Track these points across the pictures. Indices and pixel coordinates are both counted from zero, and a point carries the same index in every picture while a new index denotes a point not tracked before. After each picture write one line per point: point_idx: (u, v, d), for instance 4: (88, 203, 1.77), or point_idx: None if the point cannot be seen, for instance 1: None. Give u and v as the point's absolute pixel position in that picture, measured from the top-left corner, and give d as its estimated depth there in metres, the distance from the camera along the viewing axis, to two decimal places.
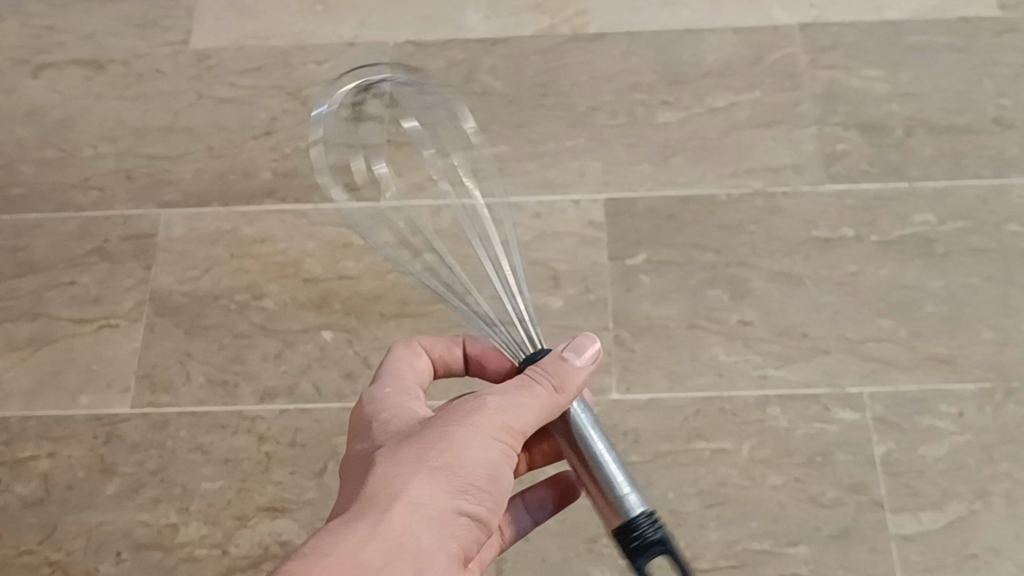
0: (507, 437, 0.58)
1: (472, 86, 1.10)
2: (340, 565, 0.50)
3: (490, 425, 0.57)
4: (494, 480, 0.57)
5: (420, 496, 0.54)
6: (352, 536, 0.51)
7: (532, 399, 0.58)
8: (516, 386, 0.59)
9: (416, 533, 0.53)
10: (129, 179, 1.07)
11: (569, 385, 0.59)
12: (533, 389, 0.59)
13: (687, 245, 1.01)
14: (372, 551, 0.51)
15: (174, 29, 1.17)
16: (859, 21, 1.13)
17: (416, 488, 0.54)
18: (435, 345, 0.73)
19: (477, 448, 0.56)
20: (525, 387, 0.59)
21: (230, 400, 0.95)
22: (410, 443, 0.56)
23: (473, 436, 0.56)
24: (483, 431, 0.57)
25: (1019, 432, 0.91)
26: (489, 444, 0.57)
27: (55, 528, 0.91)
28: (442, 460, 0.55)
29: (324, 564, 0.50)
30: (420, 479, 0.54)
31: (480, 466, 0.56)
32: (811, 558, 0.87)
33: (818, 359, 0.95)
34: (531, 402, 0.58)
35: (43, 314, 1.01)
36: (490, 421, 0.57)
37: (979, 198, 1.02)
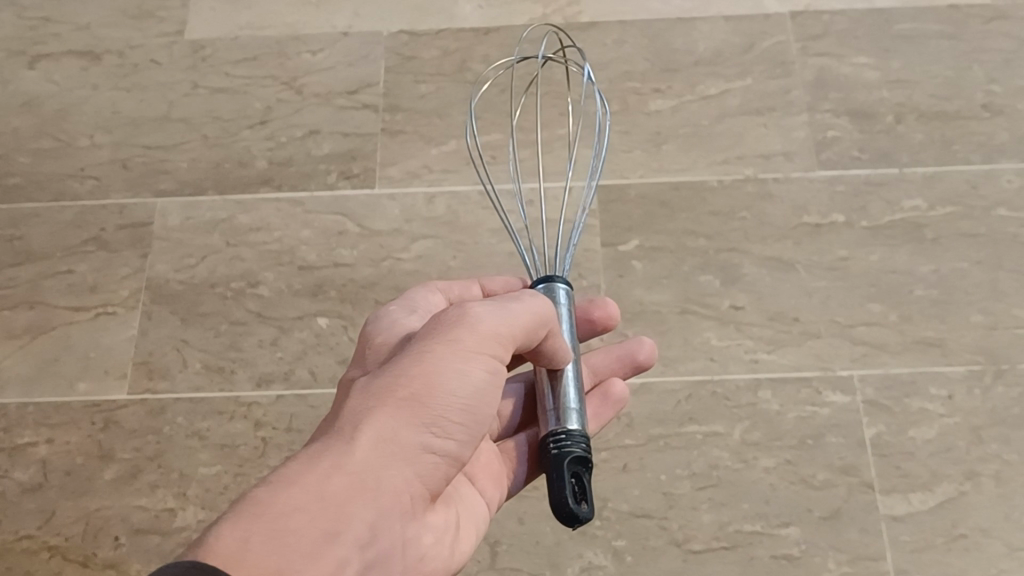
0: (489, 363, 0.57)
1: (466, 75, 1.11)
2: (305, 496, 0.49)
3: (473, 350, 0.56)
4: (468, 412, 0.56)
5: (385, 428, 0.53)
6: (318, 467, 0.51)
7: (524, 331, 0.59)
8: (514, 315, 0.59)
9: (380, 468, 0.52)
10: (125, 168, 1.08)
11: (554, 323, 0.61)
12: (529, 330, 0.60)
13: (679, 231, 1.02)
14: (338, 478, 0.50)
15: (169, 20, 1.17)
16: (849, 9, 1.14)
17: (385, 419, 0.53)
18: (450, 288, 0.75)
19: (455, 374, 0.55)
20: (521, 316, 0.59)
21: (227, 385, 0.96)
22: (389, 368, 0.56)
23: (450, 362, 0.55)
24: (466, 357, 0.56)
25: (1008, 413, 0.92)
26: (468, 370, 0.56)
27: (53, 513, 0.92)
28: (412, 390, 0.54)
29: (290, 490, 0.49)
30: (386, 412, 0.53)
31: (454, 396, 0.55)
32: (803, 539, 0.88)
33: (809, 343, 0.96)
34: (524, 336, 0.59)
35: (40, 302, 1.02)
36: (476, 352, 0.56)
37: (969, 183, 1.02)
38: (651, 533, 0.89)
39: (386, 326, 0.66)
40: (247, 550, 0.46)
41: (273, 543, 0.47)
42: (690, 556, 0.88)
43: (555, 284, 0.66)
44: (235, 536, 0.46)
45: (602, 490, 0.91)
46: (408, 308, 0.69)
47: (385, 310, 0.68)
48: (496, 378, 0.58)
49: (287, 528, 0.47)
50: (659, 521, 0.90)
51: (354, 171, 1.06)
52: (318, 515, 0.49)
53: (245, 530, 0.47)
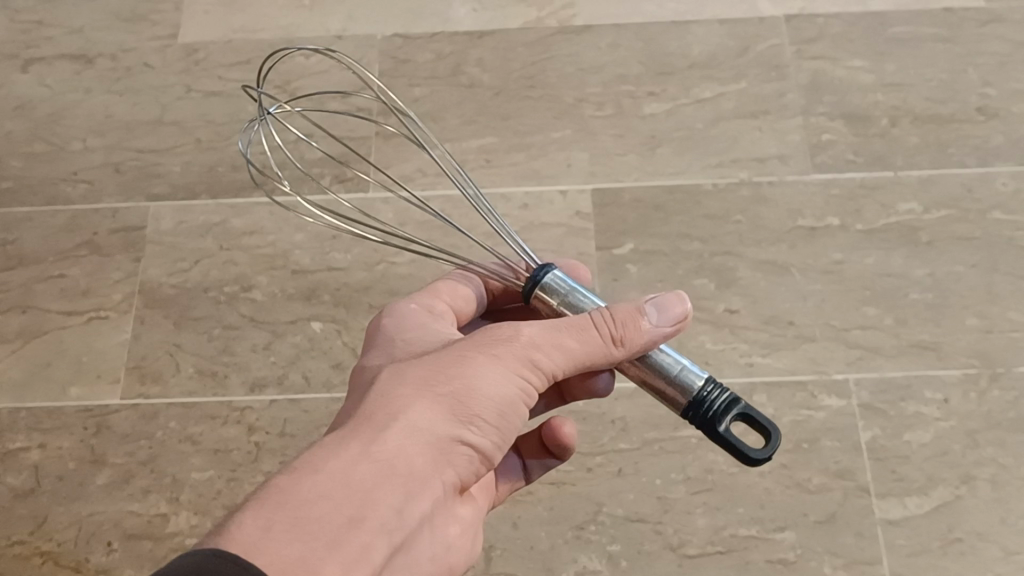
0: (529, 373, 0.57)
1: (461, 78, 1.11)
2: (331, 481, 0.48)
3: (515, 355, 0.56)
4: (503, 415, 0.56)
5: (418, 420, 0.53)
6: (347, 451, 0.50)
7: (579, 340, 0.57)
8: (568, 326, 0.57)
9: (411, 458, 0.52)
10: (118, 172, 1.07)
11: (630, 338, 0.57)
12: (585, 331, 0.57)
13: (674, 235, 1.01)
14: (367, 466, 0.50)
15: (163, 23, 1.17)
16: (844, 12, 1.13)
17: (419, 410, 0.53)
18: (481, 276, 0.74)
19: (492, 378, 0.55)
20: (580, 327, 0.57)
21: (220, 390, 0.96)
22: (424, 363, 0.55)
23: (489, 364, 0.55)
24: (505, 361, 0.56)
25: (1004, 417, 0.92)
26: (507, 375, 0.56)
27: (45, 519, 0.92)
28: (451, 387, 0.54)
29: (315, 475, 0.48)
30: (420, 404, 0.53)
31: (493, 398, 0.55)
32: (798, 544, 0.88)
33: (804, 347, 0.95)
34: (576, 340, 0.57)
35: (32, 306, 1.01)
36: (517, 355, 0.56)
37: (964, 186, 1.02)
38: (646, 537, 0.89)
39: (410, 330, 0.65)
40: (268, 538, 0.45)
41: (295, 529, 0.46)
42: (685, 561, 0.88)
43: (546, 274, 0.61)
44: (255, 525, 0.45)
45: (597, 494, 0.91)
46: (432, 310, 0.68)
47: (411, 312, 0.67)
48: (536, 383, 0.57)
49: (310, 515, 0.47)
50: (653, 525, 0.90)
51: (347, 174, 1.05)
52: (343, 503, 0.48)
53: (265, 517, 0.46)
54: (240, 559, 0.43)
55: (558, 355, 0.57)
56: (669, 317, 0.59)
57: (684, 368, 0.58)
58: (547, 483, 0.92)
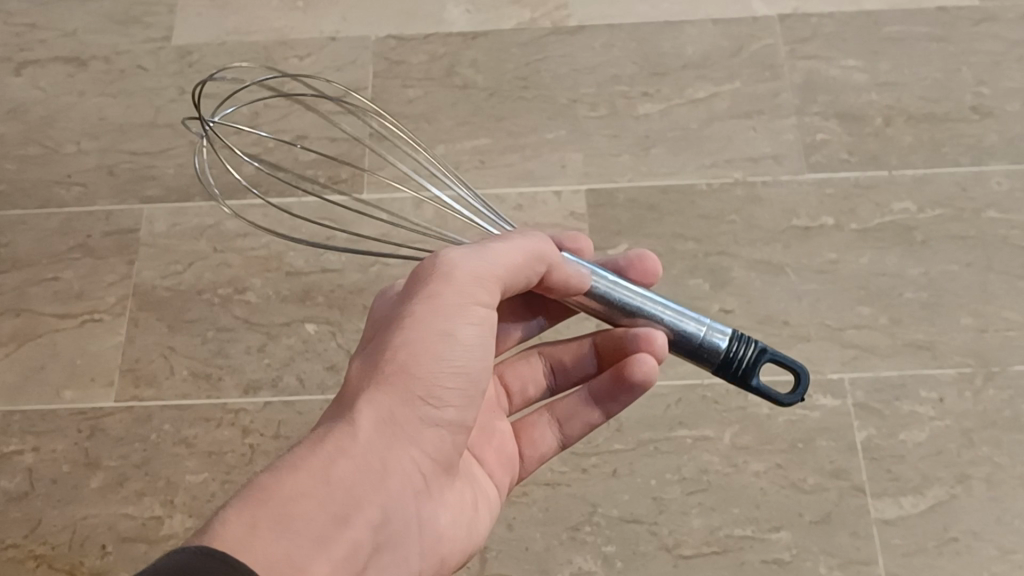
0: (478, 326, 0.58)
1: (454, 79, 1.10)
2: (312, 477, 0.49)
3: (457, 313, 0.57)
4: (463, 380, 0.57)
5: (383, 406, 0.54)
6: (322, 449, 0.51)
7: (504, 260, 0.60)
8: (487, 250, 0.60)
9: (381, 444, 0.53)
10: (111, 175, 1.07)
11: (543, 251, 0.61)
12: (504, 248, 0.60)
13: (668, 235, 1.01)
14: (343, 458, 0.51)
15: (156, 25, 1.16)
16: (838, 11, 1.13)
17: (381, 395, 0.54)
18: None
19: (443, 343, 0.56)
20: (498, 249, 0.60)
21: (214, 393, 0.96)
22: (378, 345, 0.56)
23: (435, 325, 0.56)
24: (447, 319, 0.57)
25: (999, 417, 0.92)
26: (455, 334, 0.57)
27: (38, 522, 0.92)
28: (406, 361, 0.55)
29: (299, 474, 0.49)
30: (383, 391, 0.54)
31: (445, 360, 0.56)
32: (793, 544, 0.88)
33: (799, 346, 0.95)
34: (506, 264, 0.60)
35: (25, 309, 1.01)
36: (458, 303, 0.57)
37: (959, 185, 1.02)
38: (641, 538, 0.89)
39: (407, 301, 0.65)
40: (259, 535, 0.46)
41: (286, 522, 0.47)
42: (681, 561, 0.88)
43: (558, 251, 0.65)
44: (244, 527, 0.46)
45: (591, 495, 0.91)
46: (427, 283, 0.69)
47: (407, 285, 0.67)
48: (484, 330, 0.58)
49: (298, 511, 0.47)
50: (648, 526, 0.89)
51: (341, 176, 1.05)
52: (325, 500, 0.49)
53: (252, 516, 0.47)
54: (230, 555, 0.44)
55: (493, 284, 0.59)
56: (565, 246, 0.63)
57: (711, 330, 0.63)
58: (541, 484, 0.91)
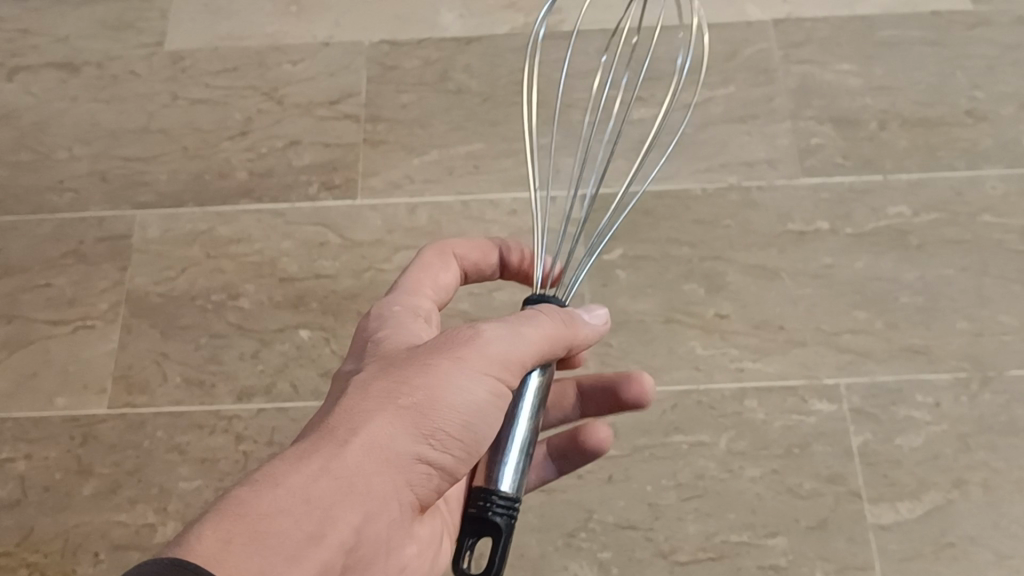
0: (494, 387, 0.56)
1: (448, 84, 1.10)
2: (290, 498, 0.48)
3: (477, 361, 0.55)
4: (467, 427, 0.55)
5: (380, 435, 0.52)
6: (308, 467, 0.49)
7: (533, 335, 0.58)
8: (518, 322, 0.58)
9: (372, 472, 0.51)
10: (104, 181, 1.06)
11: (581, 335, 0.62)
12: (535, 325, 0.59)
13: (663, 240, 1.01)
14: (327, 478, 0.49)
15: (148, 31, 1.16)
16: (832, 16, 1.13)
17: (380, 423, 0.52)
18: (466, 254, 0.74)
19: (455, 389, 0.54)
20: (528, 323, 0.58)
21: (207, 400, 0.95)
22: (388, 375, 0.55)
23: (452, 373, 0.55)
24: (471, 367, 0.55)
25: (995, 421, 0.92)
26: (470, 384, 0.55)
27: (31, 529, 0.91)
28: (415, 399, 0.53)
29: (275, 491, 0.48)
30: (383, 418, 0.52)
31: (456, 410, 0.54)
32: (790, 549, 0.88)
33: (795, 351, 0.95)
34: (534, 337, 0.58)
35: (17, 316, 1.01)
36: (479, 360, 0.56)
37: (953, 190, 1.02)
38: (637, 544, 0.89)
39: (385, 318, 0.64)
40: (222, 554, 0.44)
41: (251, 545, 0.45)
42: (677, 568, 0.88)
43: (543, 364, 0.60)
44: (211, 535, 0.45)
45: (587, 501, 0.90)
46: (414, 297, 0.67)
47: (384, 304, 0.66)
48: (499, 390, 0.56)
49: (267, 531, 0.46)
50: (644, 532, 0.89)
51: (335, 181, 1.05)
52: (301, 518, 0.47)
53: (225, 529, 0.45)
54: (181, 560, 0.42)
55: (518, 355, 0.57)
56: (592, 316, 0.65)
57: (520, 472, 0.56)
58: (537, 490, 0.91)
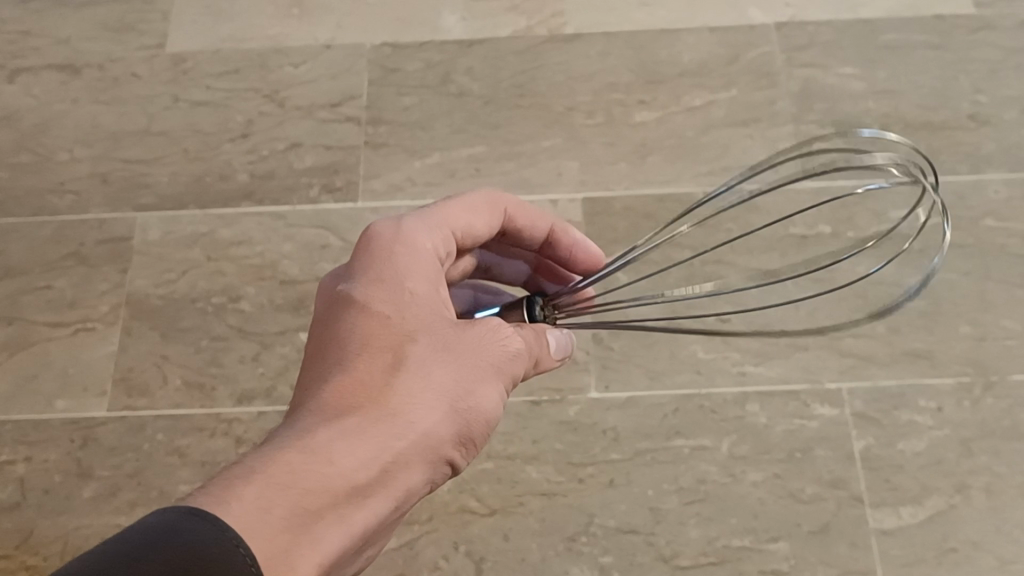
0: (502, 396, 0.58)
1: (450, 87, 1.10)
2: (341, 483, 0.49)
3: (498, 374, 0.58)
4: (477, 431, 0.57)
5: (420, 429, 0.53)
6: (357, 451, 0.50)
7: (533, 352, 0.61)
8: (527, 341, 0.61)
9: (407, 464, 0.53)
10: (105, 183, 1.06)
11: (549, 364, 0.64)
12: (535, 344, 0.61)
13: (664, 244, 1.01)
14: (371, 466, 0.51)
15: (149, 32, 1.15)
16: (836, 19, 1.12)
17: (421, 416, 0.53)
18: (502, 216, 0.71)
19: (481, 397, 0.56)
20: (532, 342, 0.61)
21: (208, 402, 0.95)
22: (426, 359, 0.55)
23: (481, 382, 0.56)
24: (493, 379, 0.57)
25: (998, 426, 0.91)
26: (491, 395, 0.57)
27: (31, 532, 0.91)
28: (452, 399, 0.55)
29: (329, 472, 0.48)
30: (426, 412, 0.54)
31: (475, 413, 0.56)
32: (791, 554, 0.88)
33: (797, 356, 0.94)
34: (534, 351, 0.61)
35: (17, 318, 1.00)
36: (500, 371, 0.58)
37: (956, 194, 1.02)
38: (638, 548, 0.88)
39: (408, 238, 0.60)
40: (280, 530, 0.45)
41: (303, 525, 0.46)
42: (678, 572, 0.87)
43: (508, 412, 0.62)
44: (255, 503, 0.45)
45: (588, 505, 0.90)
46: (438, 228, 0.62)
47: (412, 221, 0.61)
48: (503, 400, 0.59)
49: (315, 513, 0.47)
50: (646, 537, 0.89)
51: (336, 184, 1.05)
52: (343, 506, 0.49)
53: (274, 502, 0.46)
54: (226, 529, 0.42)
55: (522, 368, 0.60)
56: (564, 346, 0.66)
57: None
58: (538, 494, 0.91)
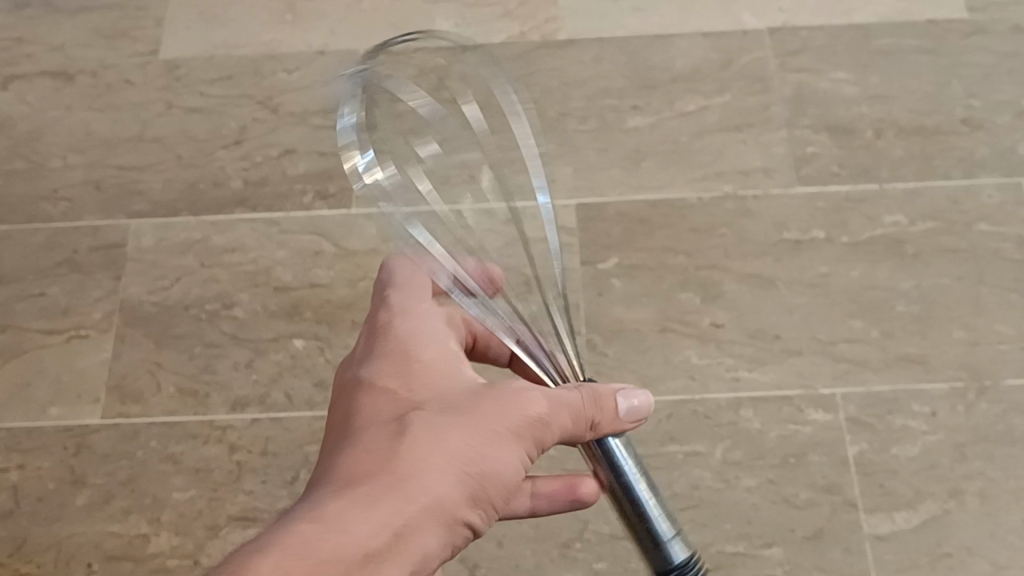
0: (523, 456, 0.57)
1: (443, 93, 1.10)
2: (358, 548, 0.48)
3: (517, 436, 0.56)
4: (500, 494, 0.56)
5: (436, 493, 0.53)
6: (373, 518, 0.50)
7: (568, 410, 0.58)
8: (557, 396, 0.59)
9: (425, 528, 0.52)
10: (98, 190, 1.06)
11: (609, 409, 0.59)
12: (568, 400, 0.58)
13: (658, 249, 1.01)
14: (389, 530, 0.50)
15: (143, 39, 1.15)
16: (828, 24, 1.12)
17: (437, 479, 0.53)
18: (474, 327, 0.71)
19: (497, 459, 0.55)
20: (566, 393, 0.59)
21: (201, 409, 0.95)
22: (438, 429, 0.55)
23: (497, 445, 0.56)
24: (510, 439, 0.56)
25: (992, 431, 0.91)
26: (508, 457, 0.56)
27: (24, 540, 0.91)
28: (465, 464, 0.54)
29: (342, 538, 0.48)
30: (440, 476, 0.53)
31: (492, 474, 0.55)
32: (785, 560, 0.88)
33: (791, 361, 0.95)
34: (562, 400, 0.58)
35: (11, 325, 1.00)
36: (518, 428, 0.56)
37: (949, 198, 1.02)
38: (632, 555, 0.88)
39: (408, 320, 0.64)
40: None
41: None
42: None
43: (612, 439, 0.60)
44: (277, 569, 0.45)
45: (582, 511, 0.90)
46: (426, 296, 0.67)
47: (409, 301, 0.66)
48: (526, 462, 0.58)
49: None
50: None
51: (330, 190, 1.04)
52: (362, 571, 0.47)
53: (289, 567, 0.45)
54: None
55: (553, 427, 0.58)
56: (636, 410, 0.60)
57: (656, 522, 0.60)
58: None
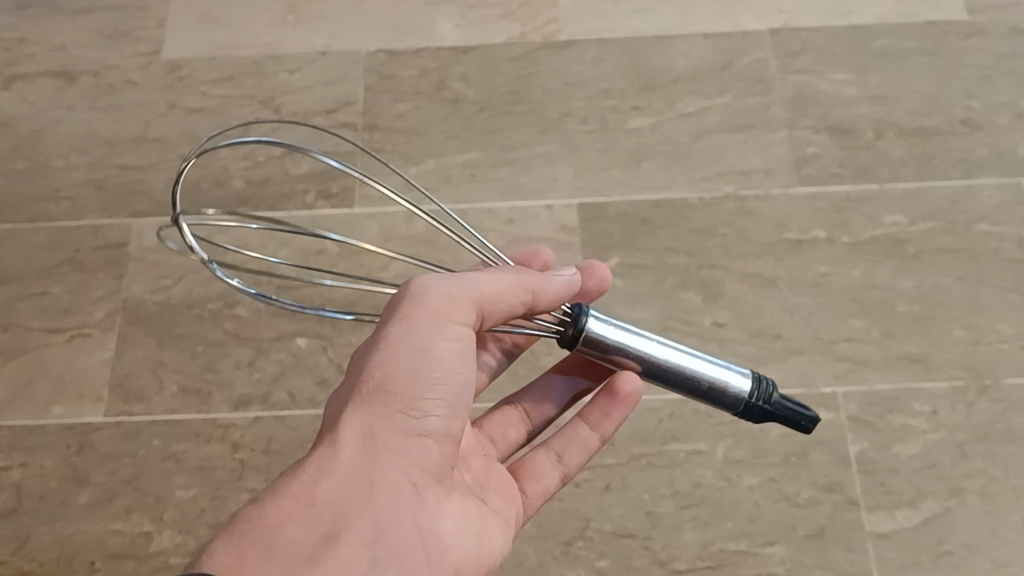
0: (458, 340, 0.60)
1: (445, 93, 1.10)
2: (294, 504, 0.52)
3: (429, 320, 0.59)
4: (449, 386, 0.59)
5: (362, 423, 0.56)
6: (304, 473, 0.54)
7: (481, 283, 0.61)
8: (467, 275, 0.62)
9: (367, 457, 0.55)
10: (100, 189, 1.06)
11: (544, 278, 0.64)
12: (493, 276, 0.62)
13: (659, 248, 1.01)
14: (325, 479, 0.54)
15: (145, 40, 1.16)
16: (827, 25, 1.13)
17: (358, 411, 0.56)
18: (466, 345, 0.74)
19: (422, 353, 0.58)
20: (485, 276, 0.62)
21: (204, 408, 0.95)
22: (352, 370, 0.58)
23: (413, 336, 0.58)
24: (424, 328, 0.58)
25: (993, 429, 0.92)
26: (433, 345, 0.58)
27: (27, 538, 0.91)
28: (380, 374, 0.57)
29: (277, 504, 0.52)
30: (361, 407, 0.56)
31: (419, 370, 0.58)
32: (788, 558, 0.88)
33: (792, 360, 0.95)
34: (484, 286, 0.61)
35: (13, 324, 1.00)
36: (433, 317, 0.59)
37: (949, 199, 1.02)
38: (634, 552, 0.89)
39: None
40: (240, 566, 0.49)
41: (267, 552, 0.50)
42: None
43: (585, 316, 0.64)
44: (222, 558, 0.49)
45: (585, 510, 0.90)
46: None
47: None
48: (464, 341, 0.60)
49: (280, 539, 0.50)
50: (642, 541, 0.89)
51: (333, 190, 1.05)
52: (311, 522, 0.52)
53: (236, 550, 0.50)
54: None
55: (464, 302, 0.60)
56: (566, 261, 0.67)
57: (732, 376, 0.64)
58: None
